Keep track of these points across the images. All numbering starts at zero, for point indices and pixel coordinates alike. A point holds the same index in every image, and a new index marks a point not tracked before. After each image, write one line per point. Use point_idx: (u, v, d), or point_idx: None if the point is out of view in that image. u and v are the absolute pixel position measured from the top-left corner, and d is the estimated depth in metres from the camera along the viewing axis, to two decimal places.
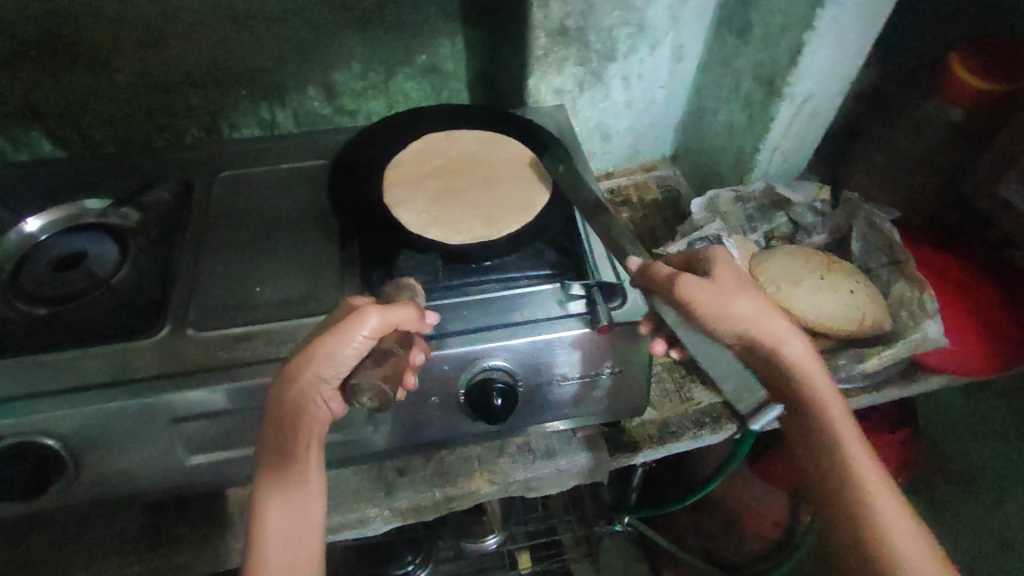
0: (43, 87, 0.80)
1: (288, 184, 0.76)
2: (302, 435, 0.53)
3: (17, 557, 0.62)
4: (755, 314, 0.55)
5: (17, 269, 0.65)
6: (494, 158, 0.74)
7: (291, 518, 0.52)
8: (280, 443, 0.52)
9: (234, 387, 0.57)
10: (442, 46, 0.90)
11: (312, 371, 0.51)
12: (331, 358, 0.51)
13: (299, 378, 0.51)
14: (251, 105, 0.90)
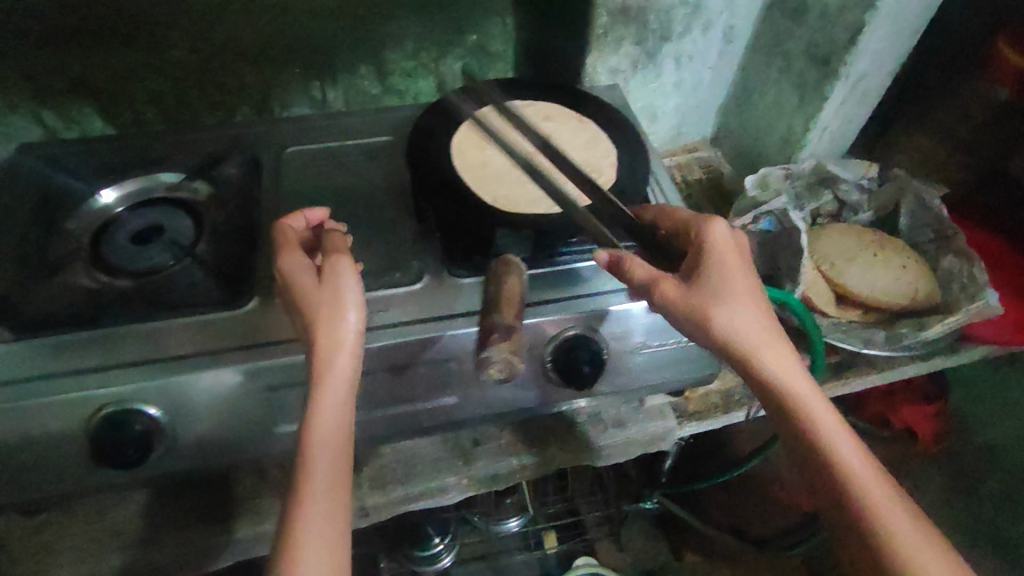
0: (100, 62, 0.79)
1: (355, 159, 0.76)
2: (344, 403, 0.50)
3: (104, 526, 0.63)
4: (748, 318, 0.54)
5: (95, 241, 0.65)
6: (545, 122, 0.74)
7: (328, 487, 0.48)
8: (325, 409, 0.50)
9: (272, 366, 0.58)
10: (493, 26, 0.90)
11: (341, 320, 0.51)
12: (353, 304, 0.52)
13: (330, 331, 0.51)
14: (303, 82, 0.89)
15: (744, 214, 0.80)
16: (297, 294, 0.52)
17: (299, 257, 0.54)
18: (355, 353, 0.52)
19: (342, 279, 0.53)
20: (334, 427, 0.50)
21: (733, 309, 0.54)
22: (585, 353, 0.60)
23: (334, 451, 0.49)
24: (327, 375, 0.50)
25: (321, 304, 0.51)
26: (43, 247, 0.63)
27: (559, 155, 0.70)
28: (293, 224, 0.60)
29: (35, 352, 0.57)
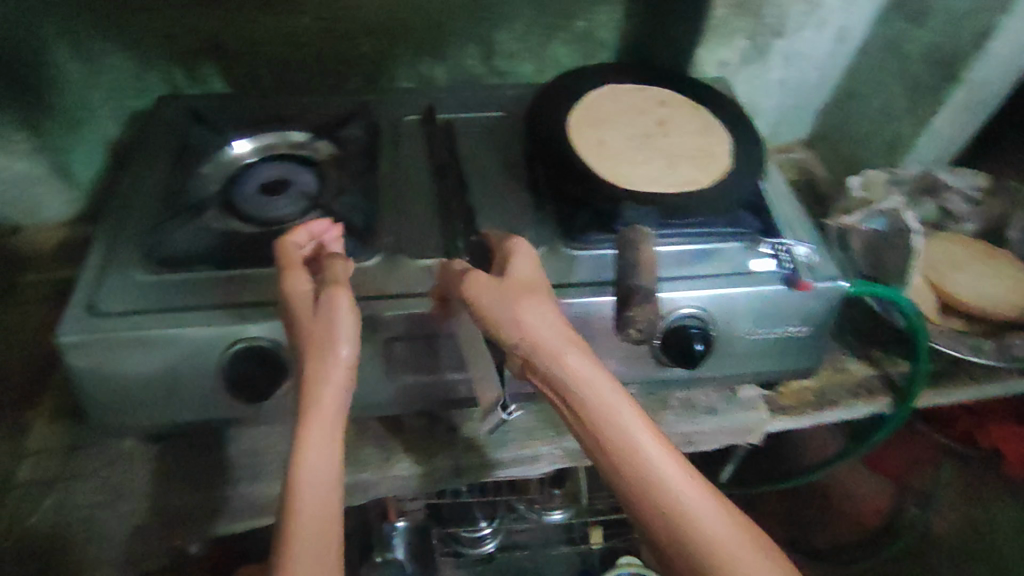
0: (233, 24, 0.84)
1: (469, 133, 0.78)
2: (331, 436, 0.48)
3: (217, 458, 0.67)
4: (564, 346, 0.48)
5: (228, 188, 0.69)
6: (660, 106, 0.76)
7: (319, 528, 0.44)
8: (314, 447, 0.47)
9: (401, 316, 0.59)
10: (601, 13, 0.89)
11: (332, 355, 0.49)
12: (347, 336, 0.50)
13: (318, 365, 0.49)
14: (412, 57, 0.91)
15: (854, 212, 0.80)
16: (297, 320, 0.51)
17: (303, 279, 0.53)
18: (345, 387, 0.50)
19: (338, 310, 0.51)
20: (326, 466, 0.47)
21: (543, 323, 0.49)
22: (697, 332, 0.60)
23: (324, 490, 0.46)
24: (314, 411, 0.48)
25: (313, 339, 0.50)
26: (184, 192, 0.68)
27: (673, 139, 0.72)
28: (298, 240, 0.57)
29: (176, 286, 0.60)
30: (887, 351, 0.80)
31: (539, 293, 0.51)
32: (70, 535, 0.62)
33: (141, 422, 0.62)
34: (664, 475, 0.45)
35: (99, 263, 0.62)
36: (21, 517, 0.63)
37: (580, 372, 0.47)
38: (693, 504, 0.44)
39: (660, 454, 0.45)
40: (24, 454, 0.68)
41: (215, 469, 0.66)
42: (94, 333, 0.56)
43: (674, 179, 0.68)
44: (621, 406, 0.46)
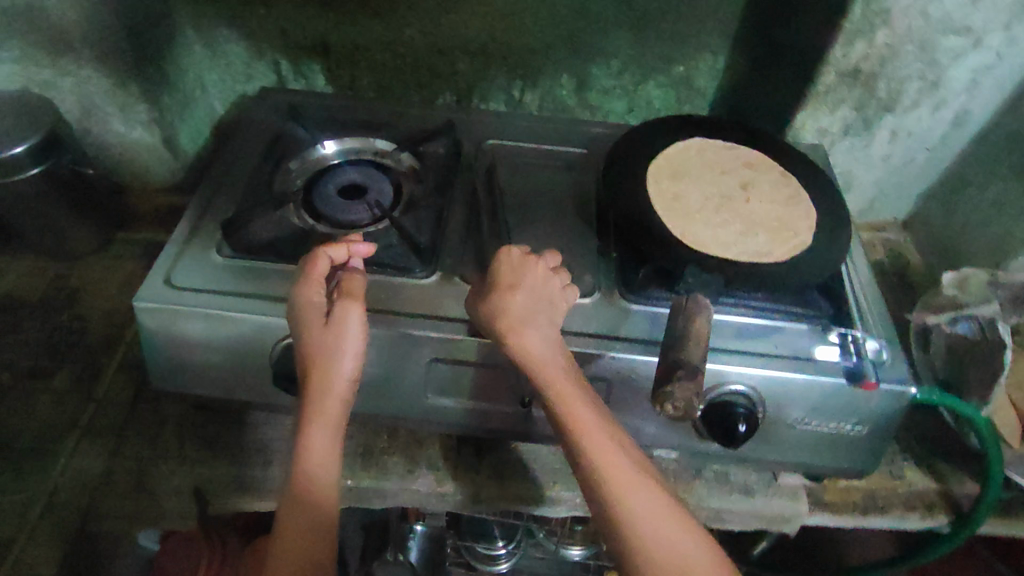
0: (342, 28, 0.88)
1: (546, 166, 0.79)
2: (332, 445, 0.54)
3: (254, 438, 0.70)
4: (554, 367, 0.52)
5: (309, 185, 0.73)
6: (745, 167, 0.74)
7: (307, 521, 0.51)
8: (309, 453, 0.53)
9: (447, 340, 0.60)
10: (703, 61, 0.89)
11: (335, 368, 0.54)
12: (353, 351, 0.55)
13: (324, 378, 0.54)
14: (506, 80, 0.93)
15: (942, 312, 0.76)
16: (303, 332, 0.55)
17: (316, 289, 0.56)
18: (346, 399, 0.55)
19: (347, 324, 0.55)
20: (317, 468, 0.53)
21: (535, 333, 0.53)
22: (741, 412, 0.58)
23: (314, 489, 0.52)
24: (318, 415, 0.53)
25: (315, 355, 0.54)
26: (269, 183, 0.72)
27: (753, 205, 0.70)
28: (335, 254, 0.59)
29: (249, 272, 0.64)
30: (954, 466, 0.74)
31: (538, 310, 0.55)
32: (112, 482, 0.67)
33: (193, 391, 0.67)
34: (639, 501, 0.48)
35: (183, 238, 0.67)
36: (81, 458, 0.71)
37: (559, 378, 0.52)
38: (649, 511, 0.47)
39: (636, 479, 0.48)
40: (92, 400, 0.75)
41: (251, 448, 0.69)
42: (166, 303, 0.60)
43: (747, 248, 0.65)
44: (598, 430, 0.50)
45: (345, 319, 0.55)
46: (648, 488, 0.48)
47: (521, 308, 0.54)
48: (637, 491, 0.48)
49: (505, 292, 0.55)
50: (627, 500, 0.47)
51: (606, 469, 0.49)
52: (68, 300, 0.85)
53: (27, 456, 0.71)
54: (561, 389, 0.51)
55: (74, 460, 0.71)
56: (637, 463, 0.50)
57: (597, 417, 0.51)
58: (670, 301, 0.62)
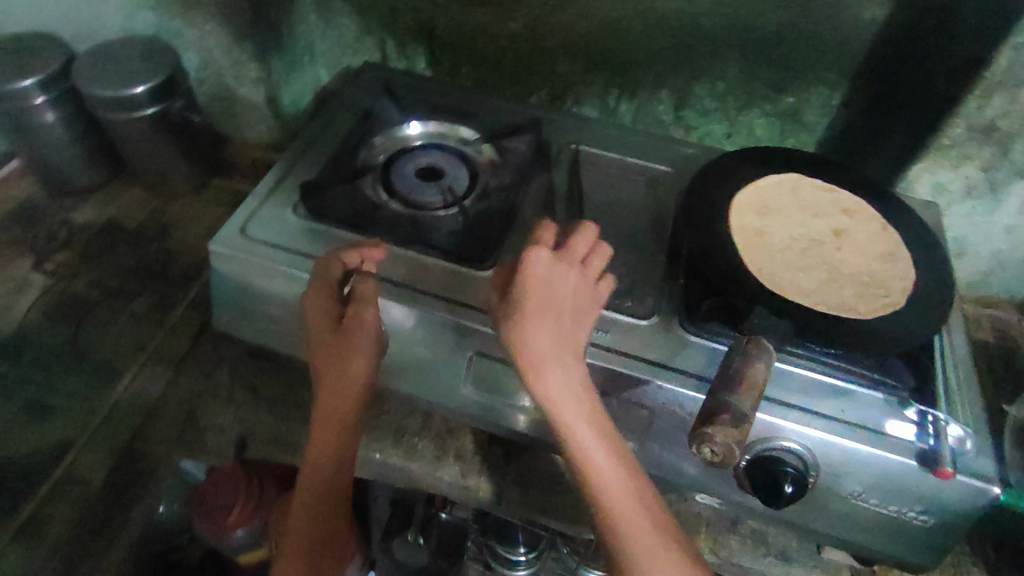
0: (450, 16, 0.90)
1: (627, 178, 0.77)
2: (339, 435, 0.62)
3: (294, 392, 0.72)
4: (565, 397, 0.53)
5: (390, 162, 0.75)
6: (841, 213, 0.69)
7: (316, 487, 0.61)
8: (321, 433, 0.61)
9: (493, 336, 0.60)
10: (815, 96, 0.83)
11: (347, 367, 0.60)
12: (363, 351, 0.60)
13: (338, 376, 0.61)
14: (603, 88, 0.91)
15: None
16: (318, 335, 0.61)
17: (329, 294, 0.61)
18: (357, 393, 0.62)
19: (358, 330, 0.60)
20: (327, 446, 0.61)
21: (555, 365, 0.53)
22: (789, 472, 0.53)
23: (319, 464, 0.61)
24: (332, 407, 0.62)
25: (325, 354, 0.61)
26: (353, 154, 0.75)
27: (842, 255, 0.65)
28: (349, 259, 0.62)
29: (320, 234, 0.66)
30: None
31: (557, 338, 0.54)
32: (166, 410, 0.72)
33: (249, 338, 0.69)
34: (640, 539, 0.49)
35: (265, 193, 0.70)
36: (143, 381, 0.75)
37: (569, 410, 0.52)
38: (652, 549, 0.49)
39: (637, 516, 0.50)
40: (164, 328, 0.80)
41: (289, 402, 0.71)
42: (238, 251, 0.64)
43: (826, 298, 0.60)
44: (603, 464, 0.51)
45: (356, 326, 0.60)
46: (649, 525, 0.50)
47: (539, 332, 0.53)
48: (637, 529, 0.50)
49: (519, 317, 0.54)
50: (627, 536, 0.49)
51: (610, 503, 0.50)
52: (162, 232, 0.92)
53: (98, 369, 0.77)
54: (571, 419, 0.52)
55: (137, 382, 0.75)
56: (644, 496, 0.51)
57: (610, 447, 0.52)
58: (732, 339, 0.59)
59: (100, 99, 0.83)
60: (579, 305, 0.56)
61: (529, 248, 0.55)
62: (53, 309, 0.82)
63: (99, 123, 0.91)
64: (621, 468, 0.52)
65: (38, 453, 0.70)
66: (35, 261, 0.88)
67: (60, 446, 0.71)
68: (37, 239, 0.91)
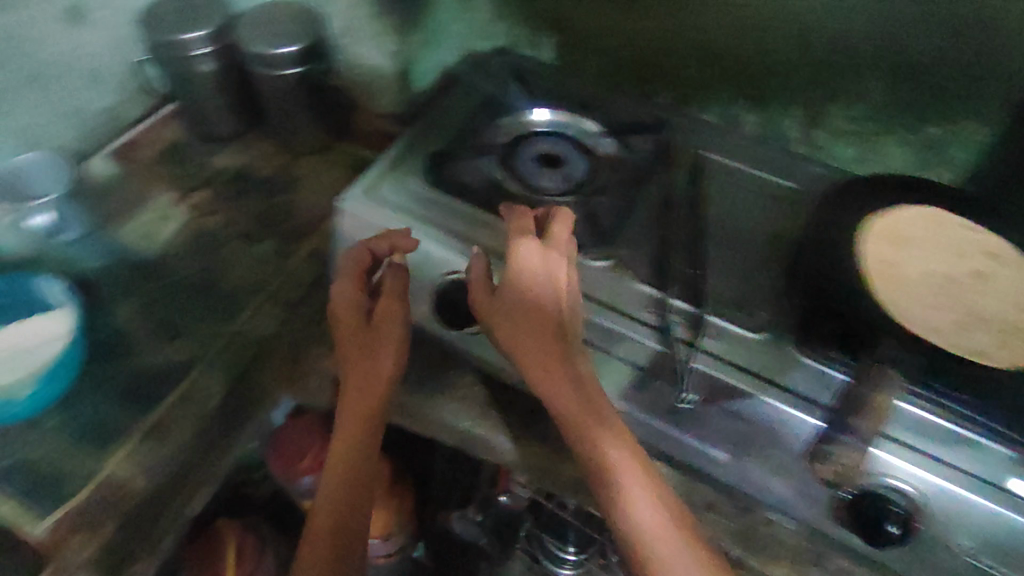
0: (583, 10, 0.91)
1: (748, 189, 0.75)
2: (366, 422, 0.61)
3: None
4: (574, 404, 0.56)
5: (512, 145, 0.77)
6: (984, 255, 0.64)
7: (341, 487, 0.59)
8: (345, 431, 0.61)
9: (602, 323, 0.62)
10: (965, 129, 0.78)
11: (374, 357, 0.63)
12: (387, 352, 0.63)
13: (365, 365, 0.63)
14: (731, 96, 0.89)
15: None
16: (342, 338, 0.64)
17: (353, 292, 0.65)
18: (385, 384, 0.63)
19: (387, 322, 0.63)
20: (347, 445, 0.61)
21: (559, 371, 0.56)
22: (896, 511, 0.52)
23: (344, 461, 0.60)
24: (359, 395, 0.62)
25: (349, 353, 0.64)
26: (479, 134, 0.78)
27: (977, 300, 0.61)
28: (376, 250, 0.66)
29: (442, 207, 0.70)
30: None
31: (552, 342, 0.57)
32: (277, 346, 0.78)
33: None
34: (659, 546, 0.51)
35: (395, 159, 0.74)
36: (257, 318, 0.80)
37: (577, 415, 0.55)
38: (658, 542, 0.51)
39: (655, 522, 0.52)
40: (282, 274, 0.86)
41: None
42: (372, 208, 0.70)
43: (953, 341, 0.57)
44: (617, 470, 0.54)
45: (386, 319, 0.64)
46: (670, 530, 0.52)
47: (528, 324, 0.58)
48: (654, 534, 0.52)
49: (511, 301, 0.58)
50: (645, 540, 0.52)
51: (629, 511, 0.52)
52: (287, 185, 0.98)
53: (220, 301, 0.83)
54: (580, 425, 0.55)
55: (253, 318, 0.80)
56: (652, 488, 0.53)
57: (614, 437, 0.55)
58: (849, 371, 0.58)
59: (253, 56, 0.89)
60: (566, 303, 0.59)
61: (519, 240, 0.59)
62: (189, 243, 0.90)
63: (246, 78, 0.97)
64: (637, 475, 0.54)
65: (164, 366, 0.76)
66: (177, 197, 0.96)
67: (182, 364, 0.76)
68: (179, 177, 0.99)
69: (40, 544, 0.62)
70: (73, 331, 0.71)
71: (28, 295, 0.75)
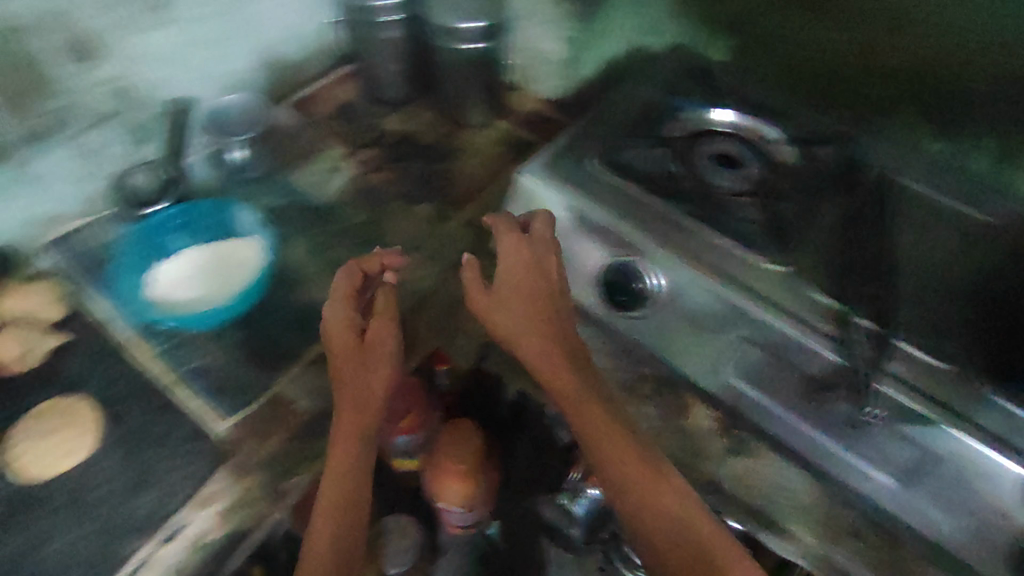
0: (769, 14, 0.89)
1: (937, 217, 0.71)
2: (365, 433, 0.59)
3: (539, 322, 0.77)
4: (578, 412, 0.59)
5: (690, 140, 0.77)
6: None
7: (341, 483, 0.57)
8: (341, 437, 0.59)
9: (773, 325, 0.63)
10: None
11: (365, 370, 0.62)
12: (378, 372, 0.62)
13: (354, 376, 0.62)
14: (916, 120, 0.85)
15: None
16: (334, 361, 0.63)
17: (345, 319, 0.64)
18: (374, 393, 0.61)
19: (381, 335, 0.64)
20: (350, 444, 0.59)
21: (546, 359, 0.61)
22: None
23: (341, 467, 0.58)
24: (354, 410, 0.60)
25: (342, 372, 0.62)
26: (655, 126, 0.79)
27: None
28: (369, 267, 0.69)
29: (622, 193, 0.71)
30: None
31: (524, 318, 0.63)
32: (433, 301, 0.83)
33: None
34: (687, 544, 0.52)
35: (572, 141, 0.77)
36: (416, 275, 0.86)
37: (590, 424, 0.58)
38: (676, 534, 0.53)
39: (681, 526, 0.53)
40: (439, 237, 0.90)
41: None
42: (545, 186, 0.73)
43: None
44: (640, 481, 0.55)
45: (378, 334, 0.64)
46: (697, 523, 0.53)
47: (514, 308, 0.63)
48: (680, 540, 0.52)
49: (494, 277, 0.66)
50: (676, 549, 0.52)
51: (654, 523, 0.53)
52: (447, 154, 1.02)
53: (382, 252, 0.88)
54: (587, 424, 0.58)
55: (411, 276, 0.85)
56: (670, 493, 0.55)
57: (615, 444, 0.57)
58: None
59: (438, 27, 0.93)
60: (534, 296, 0.64)
61: (502, 228, 0.67)
62: (355, 196, 0.95)
63: (423, 48, 1.02)
64: (647, 469, 0.56)
65: None
66: (347, 151, 1.01)
67: None
68: (350, 134, 1.04)
69: (218, 441, 0.69)
70: (261, 265, 0.80)
71: (228, 223, 0.85)
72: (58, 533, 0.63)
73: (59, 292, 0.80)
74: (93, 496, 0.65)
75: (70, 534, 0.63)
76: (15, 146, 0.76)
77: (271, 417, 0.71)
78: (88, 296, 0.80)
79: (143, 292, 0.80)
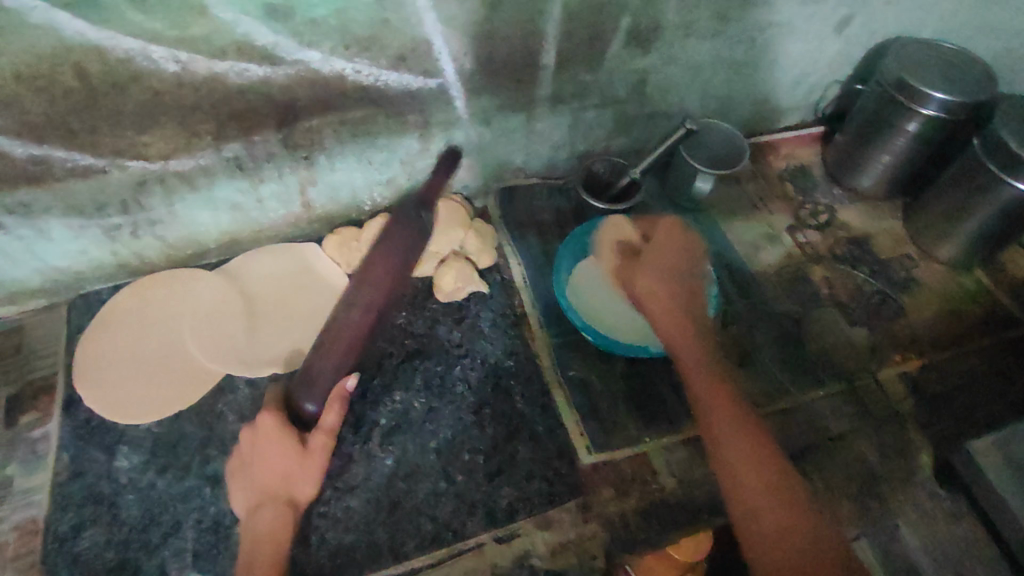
0: None
1: None
2: (279, 537, 0.57)
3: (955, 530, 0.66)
4: (696, 369, 0.66)
5: None
6: None
7: (263, 551, 0.56)
8: (252, 532, 0.57)
9: None
10: None
11: (300, 471, 0.60)
12: (314, 476, 0.60)
13: (269, 473, 0.59)
14: None
15: None
16: (277, 458, 0.59)
17: (274, 423, 0.61)
18: (306, 483, 0.60)
19: (317, 448, 0.61)
20: (266, 556, 0.56)
21: (669, 324, 0.68)
22: None
23: (270, 540, 0.57)
24: (262, 513, 0.58)
25: (263, 466, 0.60)
26: None
27: None
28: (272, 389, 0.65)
29: None
30: None
31: (662, 301, 0.69)
32: (838, 454, 0.71)
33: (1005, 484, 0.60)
34: (729, 439, 0.61)
35: None
36: (829, 408, 0.74)
37: (697, 374, 0.65)
38: (733, 454, 0.60)
39: (731, 432, 0.61)
40: (872, 377, 0.77)
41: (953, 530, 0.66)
42: None
43: None
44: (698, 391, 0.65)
45: (315, 441, 0.61)
46: (743, 433, 0.61)
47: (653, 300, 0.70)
48: (736, 447, 0.60)
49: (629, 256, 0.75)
50: (735, 446, 0.60)
51: (709, 423, 0.63)
52: (905, 284, 0.86)
53: (801, 364, 0.77)
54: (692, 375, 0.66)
55: (825, 406, 0.74)
56: (732, 421, 0.62)
57: (707, 384, 0.65)
58: None
59: (999, 147, 0.74)
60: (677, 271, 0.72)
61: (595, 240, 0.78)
62: (786, 279, 0.85)
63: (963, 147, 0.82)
64: (716, 393, 0.64)
65: None
66: (792, 224, 0.91)
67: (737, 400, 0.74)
68: (802, 206, 0.93)
69: (580, 472, 0.68)
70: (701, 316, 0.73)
71: None
72: (429, 478, 0.66)
73: (486, 240, 0.80)
74: (464, 459, 0.67)
75: (438, 485, 0.65)
76: (541, 102, 0.76)
77: (629, 474, 0.68)
78: (510, 255, 0.82)
79: (573, 288, 0.76)
